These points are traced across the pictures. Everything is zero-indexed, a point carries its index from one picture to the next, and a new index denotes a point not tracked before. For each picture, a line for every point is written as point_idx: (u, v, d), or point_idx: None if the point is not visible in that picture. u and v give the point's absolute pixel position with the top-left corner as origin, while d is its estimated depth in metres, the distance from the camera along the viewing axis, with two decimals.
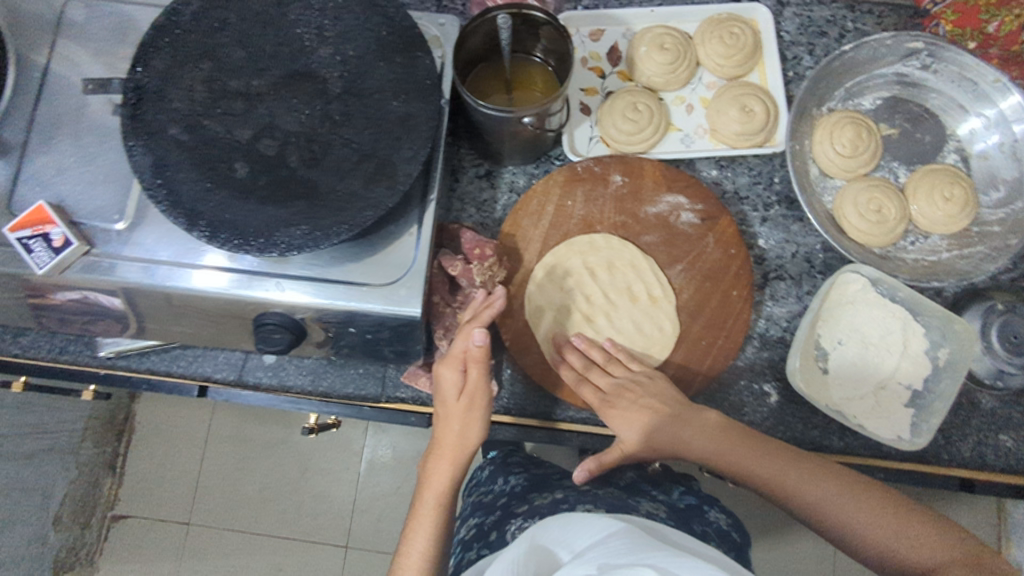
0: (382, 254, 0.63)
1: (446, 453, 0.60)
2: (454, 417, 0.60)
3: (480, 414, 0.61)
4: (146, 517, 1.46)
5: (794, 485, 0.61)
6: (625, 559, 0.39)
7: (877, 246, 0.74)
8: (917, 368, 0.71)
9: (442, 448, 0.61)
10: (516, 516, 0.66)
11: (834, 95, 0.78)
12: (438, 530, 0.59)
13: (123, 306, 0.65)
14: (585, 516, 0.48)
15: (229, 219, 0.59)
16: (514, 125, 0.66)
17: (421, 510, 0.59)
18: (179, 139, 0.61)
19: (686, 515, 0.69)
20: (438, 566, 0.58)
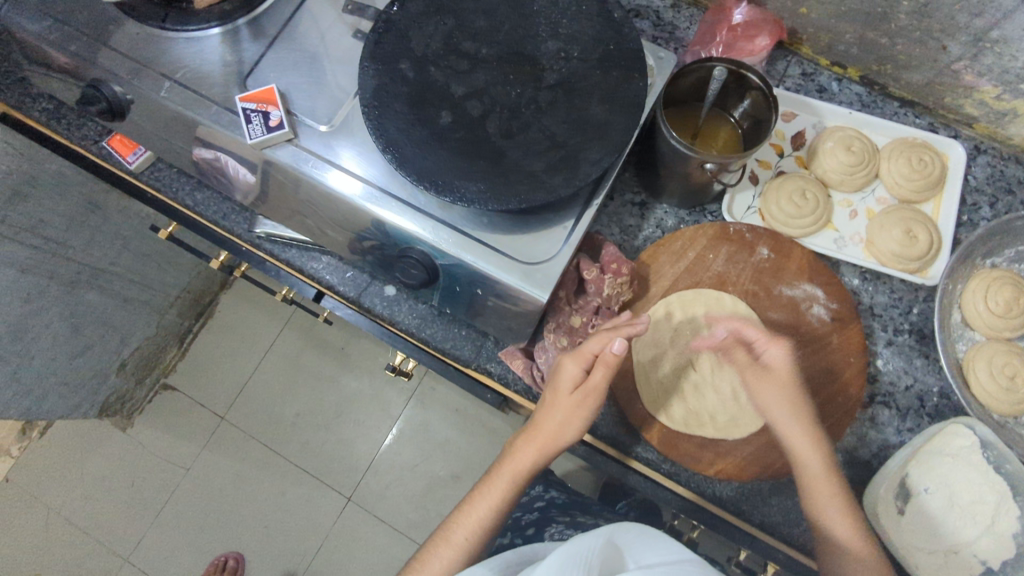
0: (533, 236, 0.67)
1: (538, 439, 0.65)
2: (558, 409, 0.64)
3: (580, 417, 0.64)
4: (191, 395, 1.55)
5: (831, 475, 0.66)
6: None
7: (998, 412, 0.72)
8: (999, 546, 0.68)
9: (536, 434, 0.66)
10: None
11: (1002, 252, 0.77)
12: (504, 498, 0.66)
13: (254, 181, 0.74)
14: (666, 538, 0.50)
15: (420, 156, 0.65)
16: (691, 167, 0.69)
17: (497, 477, 0.66)
18: (405, 75, 0.68)
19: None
20: (491, 530, 0.66)
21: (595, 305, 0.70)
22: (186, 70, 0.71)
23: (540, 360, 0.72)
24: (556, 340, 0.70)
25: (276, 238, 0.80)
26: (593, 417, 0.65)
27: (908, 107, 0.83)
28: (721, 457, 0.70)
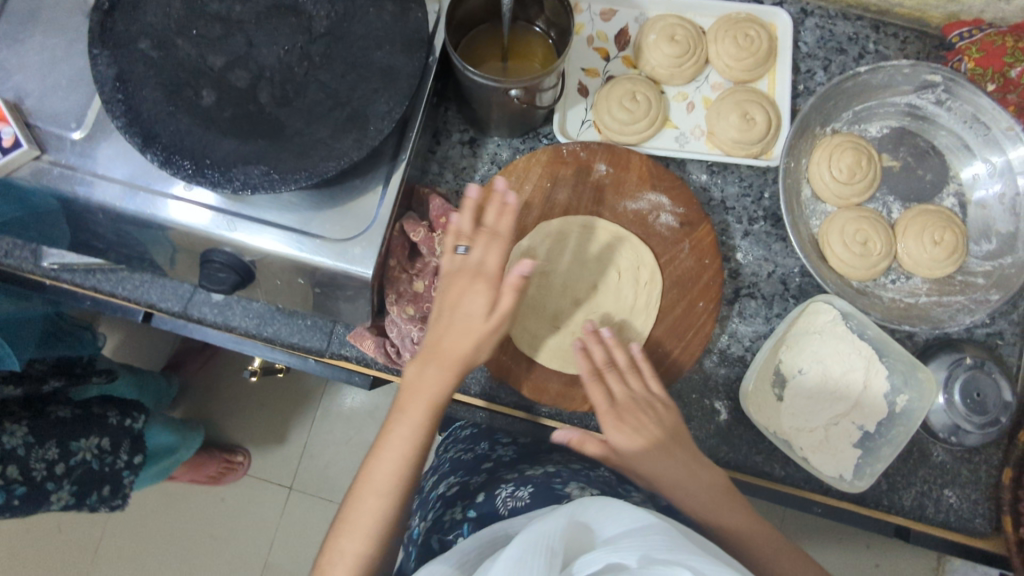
0: (341, 208, 0.60)
1: (442, 354, 0.57)
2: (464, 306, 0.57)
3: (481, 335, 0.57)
4: None
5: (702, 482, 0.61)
6: (665, 558, 0.40)
7: (856, 279, 0.72)
8: (873, 410, 0.69)
9: (439, 355, 0.57)
10: (506, 481, 0.66)
11: (841, 116, 0.75)
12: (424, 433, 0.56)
13: (51, 218, 0.63)
14: (624, 504, 0.47)
15: (186, 147, 0.56)
16: (500, 96, 0.63)
17: (409, 409, 0.56)
18: (147, 55, 0.57)
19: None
20: (413, 477, 0.55)
21: (433, 265, 0.65)
22: None
23: (392, 335, 0.67)
24: (401, 311, 0.65)
25: (74, 266, 0.71)
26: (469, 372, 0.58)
27: None
28: None
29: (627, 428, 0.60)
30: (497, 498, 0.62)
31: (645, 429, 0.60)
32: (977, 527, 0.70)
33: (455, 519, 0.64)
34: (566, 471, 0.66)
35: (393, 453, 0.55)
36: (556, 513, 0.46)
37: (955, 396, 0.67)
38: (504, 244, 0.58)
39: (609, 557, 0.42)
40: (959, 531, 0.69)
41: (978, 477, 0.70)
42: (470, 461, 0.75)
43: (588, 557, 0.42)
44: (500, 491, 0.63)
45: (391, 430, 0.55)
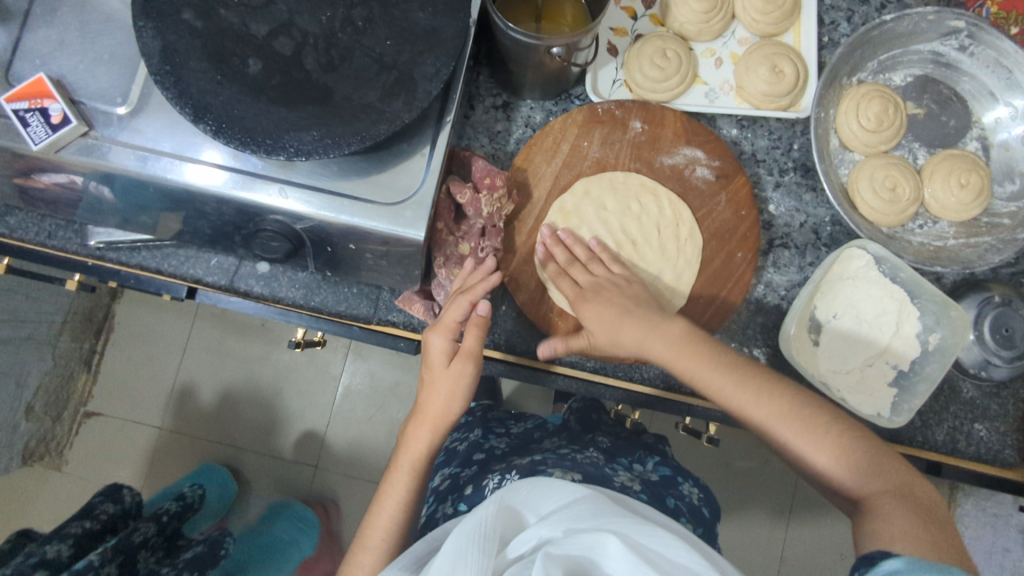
0: (390, 173, 0.61)
1: (422, 416, 0.65)
2: (436, 384, 0.64)
3: (460, 386, 0.63)
4: (125, 381, 1.47)
5: (740, 398, 0.60)
6: (591, 525, 0.48)
7: (887, 225, 0.74)
8: (906, 349, 0.71)
9: (424, 415, 0.65)
10: (492, 474, 0.72)
11: (866, 66, 0.77)
12: (409, 489, 0.64)
13: (115, 196, 0.63)
14: (553, 483, 0.54)
15: (237, 116, 0.57)
16: (541, 55, 0.63)
17: (397, 469, 0.65)
18: (192, 26, 0.57)
19: (661, 488, 0.76)
20: (406, 520, 0.65)
21: (479, 227, 0.66)
22: None
23: (440, 297, 0.70)
24: (449, 273, 0.67)
25: (119, 244, 0.72)
26: (476, 383, 0.64)
27: None
28: None
29: (593, 305, 0.64)
30: (486, 487, 0.69)
31: (612, 301, 0.64)
32: (1008, 458, 0.73)
33: (447, 514, 0.71)
34: (551, 458, 0.74)
35: (391, 496, 0.64)
36: (488, 500, 0.51)
37: (985, 332, 0.69)
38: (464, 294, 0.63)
39: (542, 531, 0.49)
40: (989, 462, 0.72)
41: (1006, 411, 0.73)
42: (471, 445, 0.84)
43: (522, 537, 0.49)
44: (488, 482, 0.69)
45: (384, 487, 0.65)
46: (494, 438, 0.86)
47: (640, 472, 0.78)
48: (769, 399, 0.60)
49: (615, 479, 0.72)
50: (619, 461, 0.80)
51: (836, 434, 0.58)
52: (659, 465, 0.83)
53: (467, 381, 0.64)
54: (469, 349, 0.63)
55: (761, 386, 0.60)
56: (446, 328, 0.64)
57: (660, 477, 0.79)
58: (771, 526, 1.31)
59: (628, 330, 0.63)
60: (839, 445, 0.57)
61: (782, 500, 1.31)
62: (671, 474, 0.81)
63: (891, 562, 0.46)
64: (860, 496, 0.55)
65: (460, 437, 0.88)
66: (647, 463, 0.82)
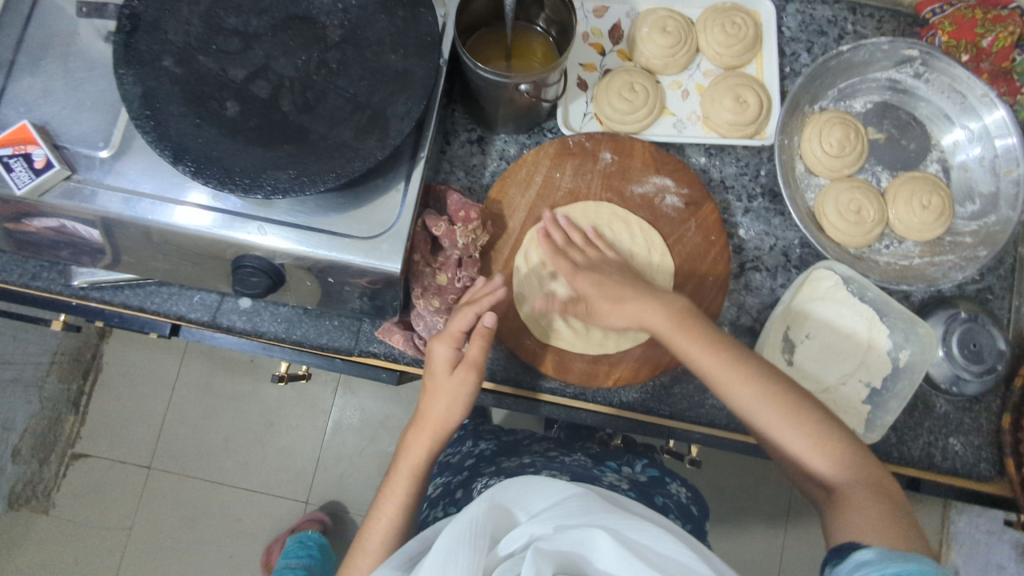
0: (366, 208, 0.63)
1: (424, 425, 0.65)
2: (440, 392, 0.64)
3: (464, 395, 0.64)
4: (112, 420, 1.46)
5: (719, 374, 0.60)
6: (580, 522, 0.49)
7: (854, 246, 0.76)
8: (877, 369, 0.72)
9: (425, 422, 0.65)
10: (482, 475, 0.75)
11: (827, 94, 0.79)
12: (410, 494, 0.64)
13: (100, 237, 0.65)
14: (542, 480, 0.54)
15: (216, 157, 0.58)
16: (510, 92, 0.66)
17: (397, 474, 0.65)
18: (171, 72, 0.60)
19: (649, 487, 0.77)
20: (405, 527, 0.64)
21: (456, 257, 0.68)
22: None
23: (419, 327, 0.71)
24: (427, 304, 0.68)
25: (103, 283, 0.73)
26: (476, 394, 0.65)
27: None
28: (618, 365, 0.71)
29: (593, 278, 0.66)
30: (475, 489, 0.72)
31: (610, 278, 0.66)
32: (983, 471, 0.74)
33: None
34: (540, 460, 0.76)
35: (392, 501, 0.64)
36: (479, 497, 0.51)
37: (954, 348, 0.71)
38: (473, 306, 0.64)
39: (532, 528, 0.50)
40: (966, 477, 0.73)
41: (979, 425, 0.74)
42: (456, 462, 0.83)
43: (512, 534, 0.50)
44: (478, 483, 0.73)
45: (384, 490, 0.65)
46: (483, 443, 0.86)
47: (629, 474, 0.78)
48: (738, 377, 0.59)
49: (604, 478, 0.74)
50: (607, 462, 0.80)
51: (832, 437, 0.58)
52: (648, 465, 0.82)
53: (470, 389, 0.65)
54: (472, 359, 0.64)
55: (750, 369, 0.60)
56: (451, 338, 0.64)
57: (648, 476, 0.80)
58: (766, 549, 1.30)
59: (628, 301, 0.64)
60: (809, 433, 0.58)
61: (776, 522, 1.31)
62: (660, 473, 0.81)
63: (861, 553, 0.49)
64: (835, 493, 0.57)
65: (452, 449, 0.87)
66: (636, 465, 0.82)
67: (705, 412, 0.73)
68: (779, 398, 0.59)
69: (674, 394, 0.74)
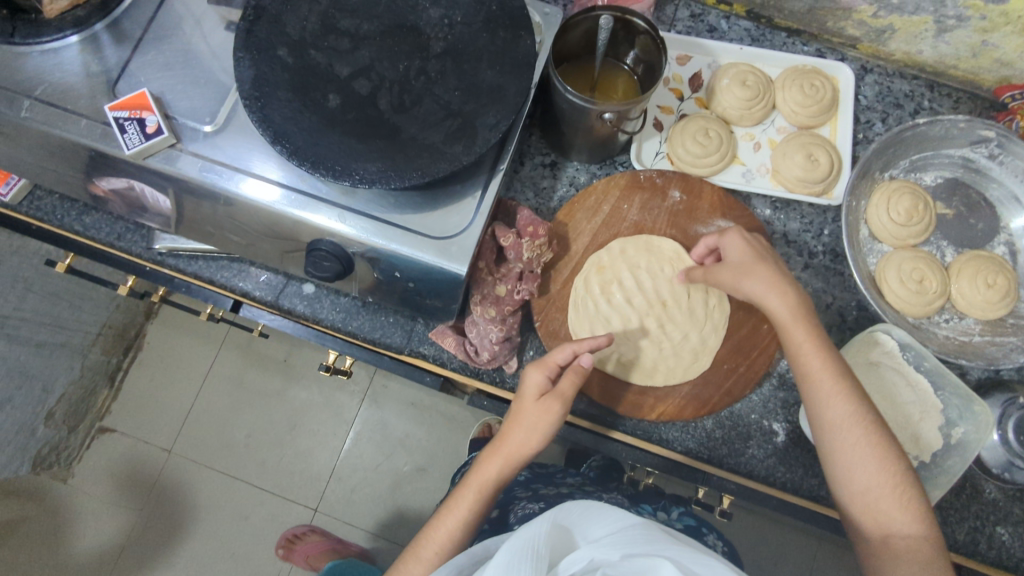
0: (442, 210, 0.65)
1: (502, 451, 0.65)
2: (525, 418, 0.64)
3: (547, 424, 0.64)
4: (145, 396, 1.50)
5: (824, 396, 0.62)
6: (644, 551, 0.49)
7: (913, 315, 0.75)
8: (929, 442, 0.71)
9: (502, 446, 0.65)
10: (520, 500, 0.77)
11: (898, 164, 0.80)
12: (472, 513, 0.65)
13: (188, 205, 0.68)
14: (604, 507, 0.56)
15: (313, 143, 0.62)
16: (592, 119, 0.69)
17: (465, 490, 0.66)
18: (284, 61, 0.64)
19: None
20: (460, 543, 0.65)
21: (518, 270, 0.69)
22: (47, 85, 0.66)
23: (472, 334, 0.71)
24: (484, 311, 0.69)
25: (180, 251, 0.76)
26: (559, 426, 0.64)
27: (796, 36, 0.85)
28: (662, 400, 0.71)
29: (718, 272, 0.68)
30: (513, 514, 0.75)
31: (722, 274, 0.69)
32: None
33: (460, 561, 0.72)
34: (578, 492, 0.78)
35: (455, 515, 0.65)
36: (542, 517, 0.54)
37: (1010, 433, 0.69)
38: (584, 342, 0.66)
39: (594, 553, 0.51)
40: (1011, 570, 0.70)
41: None
42: None
43: (572, 557, 0.51)
44: (516, 509, 0.75)
45: (451, 503, 0.66)
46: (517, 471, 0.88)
47: (663, 519, 0.78)
48: (844, 403, 0.61)
49: None
50: (642, 505, 0.81)
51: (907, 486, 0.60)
52: (685, 514, 0.81)
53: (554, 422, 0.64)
54: (562, 390, 0.64)
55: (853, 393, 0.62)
56: (546, 365, 0.65)
57: (685, 525, 0.78)
58: None
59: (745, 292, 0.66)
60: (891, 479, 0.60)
61: None
62: (696, 523, 0.79)
63: None
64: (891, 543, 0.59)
65: None
66: (671, 510, 0.81)
67: (746, 461, 0.72)
68: (868, 431, 0.61)
69: (717, 438, 0.72)
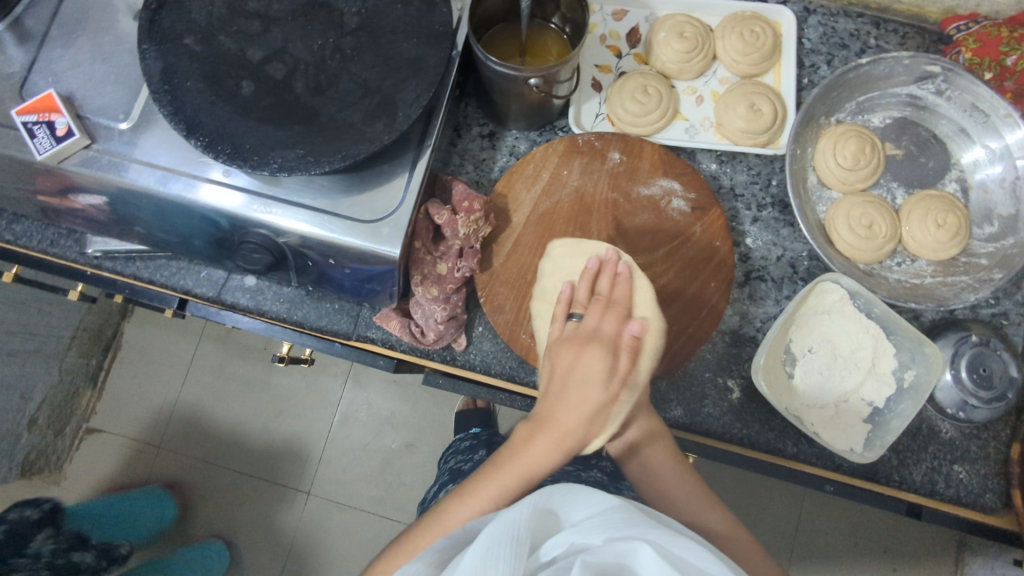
0: (371, 191, 0.64)
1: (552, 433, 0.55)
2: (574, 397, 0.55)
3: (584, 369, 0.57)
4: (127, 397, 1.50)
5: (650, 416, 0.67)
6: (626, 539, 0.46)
7: (864, 261, 0.74)
8: (881, 387, 0.71)
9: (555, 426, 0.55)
10: None
11: (844, 107, 0.78)
12: (499, 503, 0.55)
13: (112, 206, 0.66)
14: (587, 489, 0.51)
15: (228, 133, 0.60)
16: (519, 86, 0.66)
17: (493, 476, 0.56)
18: (192, 49, 0.62)
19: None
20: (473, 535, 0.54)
21: (457, 247, 0.68)
22: None
23: (416, 315, 0.71)
24: (426, 291, 0.68)
25: (115, 253, 0.75)
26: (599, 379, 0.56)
27: None
28: None
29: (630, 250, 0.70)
30: None
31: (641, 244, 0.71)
32: (988, 502, 0.71)
33: None
34: (555, 472, 0.77)
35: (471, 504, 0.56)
36: (522, 504, 0.49)
37: (962, 372, 0.69)
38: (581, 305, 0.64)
39: (574, 537, 0.48)
40: (970, 506, 0.71)
41: (986, 453, 0.72)
42: None
43: (555, 541, 0.49)
44: None
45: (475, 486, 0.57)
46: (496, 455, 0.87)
47: None
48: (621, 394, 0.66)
49: None
50: (621, 483, 0.79)
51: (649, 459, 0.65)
52: None
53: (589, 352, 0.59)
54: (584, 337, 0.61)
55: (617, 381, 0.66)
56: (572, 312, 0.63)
57: None
58: None
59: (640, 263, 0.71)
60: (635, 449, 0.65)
61: (782, 545, 1.30)
62: None
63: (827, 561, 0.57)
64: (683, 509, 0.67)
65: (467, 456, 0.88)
66: None
67: (702, 420, 0.72)
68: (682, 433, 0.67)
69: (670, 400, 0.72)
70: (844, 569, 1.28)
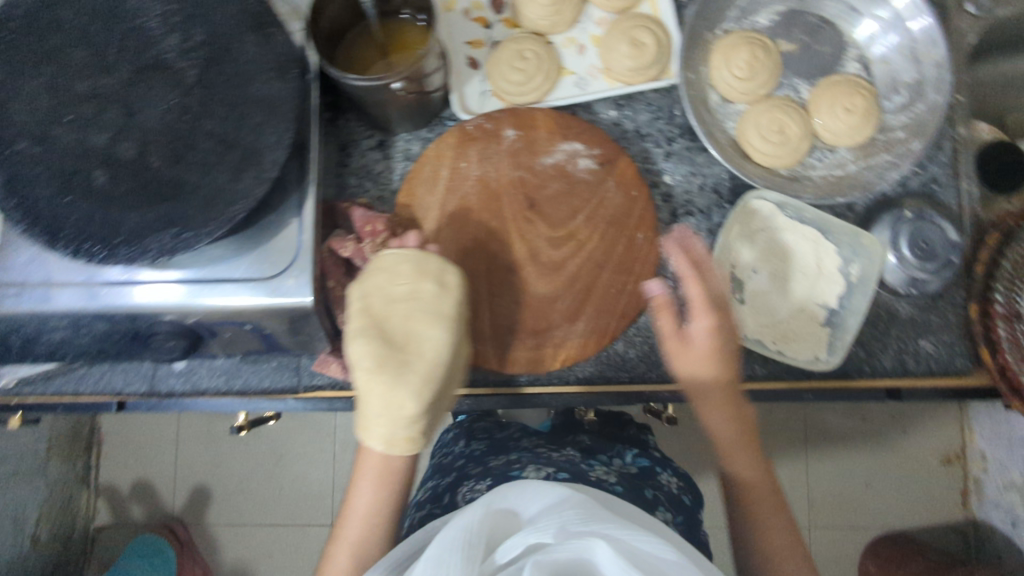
0: (266, 244, 0.60)
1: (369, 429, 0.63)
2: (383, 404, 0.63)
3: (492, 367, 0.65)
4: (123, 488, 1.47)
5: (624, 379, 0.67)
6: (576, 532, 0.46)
7: (784, 167, 0.72)
8: (832, 287, 0.69)
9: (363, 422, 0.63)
10: (469, 478, 0.73)
11: (728, 15, 0.76)
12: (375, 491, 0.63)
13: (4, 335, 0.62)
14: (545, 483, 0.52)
15: (93, 231, 0.55)
16: (387, 93, 0.63)
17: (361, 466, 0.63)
18: (27, 154, 0.56)
19: (639, 480, 0.75)
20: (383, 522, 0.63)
21: None
22: None
23: None
24: None
25: (32, 377, 0.72)
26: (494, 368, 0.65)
27: None
28: (563, 346, 0.67)
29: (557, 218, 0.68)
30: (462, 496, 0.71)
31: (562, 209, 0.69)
32: (960, 366, 0.71)
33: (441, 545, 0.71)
34: (526, 456, 0.74)
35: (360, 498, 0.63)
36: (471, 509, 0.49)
37: (904, 250, 0.68)
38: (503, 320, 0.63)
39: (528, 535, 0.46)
40: (943, 374, 0.72)
41: (947, 320, 0.72)
42: (444, 464, 0.81)
43: (507, 543, 0.46)
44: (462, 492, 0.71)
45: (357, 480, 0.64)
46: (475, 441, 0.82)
47: (618, 467, 0.76)
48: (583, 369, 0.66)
49: (592, 474, 0.71)
50: (597, 456, 0.78)
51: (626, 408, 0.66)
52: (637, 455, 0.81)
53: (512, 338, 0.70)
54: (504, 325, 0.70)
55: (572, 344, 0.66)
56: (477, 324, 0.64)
57: (638, 470, 0.78)
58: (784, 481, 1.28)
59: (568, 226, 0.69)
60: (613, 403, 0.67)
61: (796, 446, 1.31)
62: (649, 464, 0.80)
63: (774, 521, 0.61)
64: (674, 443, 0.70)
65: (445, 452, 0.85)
66: (625, 455, 0.80)
67: (667, 369, 0.71)
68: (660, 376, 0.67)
69: (631, 359, 0.71)
70: (858, 451, 1.30)
